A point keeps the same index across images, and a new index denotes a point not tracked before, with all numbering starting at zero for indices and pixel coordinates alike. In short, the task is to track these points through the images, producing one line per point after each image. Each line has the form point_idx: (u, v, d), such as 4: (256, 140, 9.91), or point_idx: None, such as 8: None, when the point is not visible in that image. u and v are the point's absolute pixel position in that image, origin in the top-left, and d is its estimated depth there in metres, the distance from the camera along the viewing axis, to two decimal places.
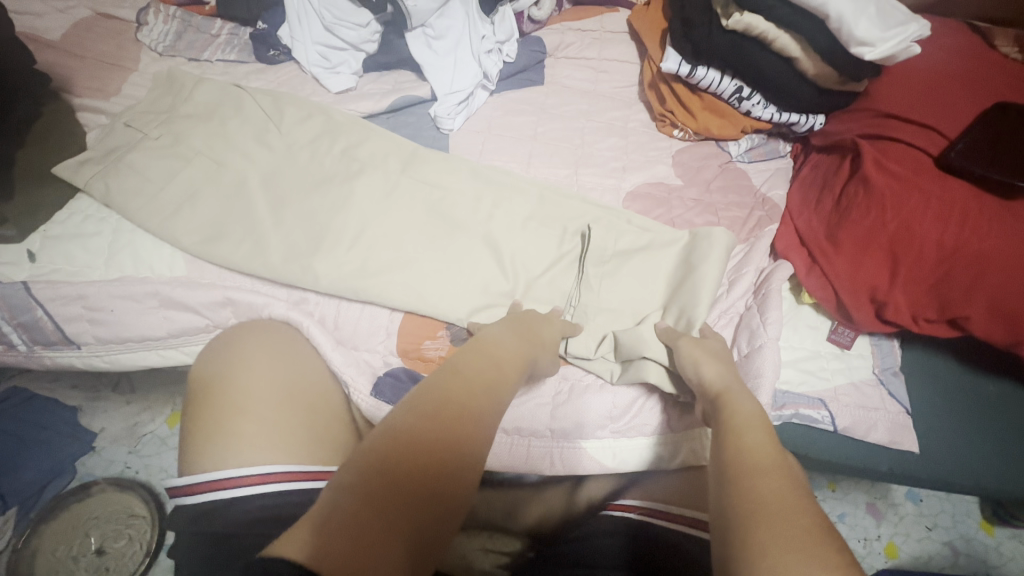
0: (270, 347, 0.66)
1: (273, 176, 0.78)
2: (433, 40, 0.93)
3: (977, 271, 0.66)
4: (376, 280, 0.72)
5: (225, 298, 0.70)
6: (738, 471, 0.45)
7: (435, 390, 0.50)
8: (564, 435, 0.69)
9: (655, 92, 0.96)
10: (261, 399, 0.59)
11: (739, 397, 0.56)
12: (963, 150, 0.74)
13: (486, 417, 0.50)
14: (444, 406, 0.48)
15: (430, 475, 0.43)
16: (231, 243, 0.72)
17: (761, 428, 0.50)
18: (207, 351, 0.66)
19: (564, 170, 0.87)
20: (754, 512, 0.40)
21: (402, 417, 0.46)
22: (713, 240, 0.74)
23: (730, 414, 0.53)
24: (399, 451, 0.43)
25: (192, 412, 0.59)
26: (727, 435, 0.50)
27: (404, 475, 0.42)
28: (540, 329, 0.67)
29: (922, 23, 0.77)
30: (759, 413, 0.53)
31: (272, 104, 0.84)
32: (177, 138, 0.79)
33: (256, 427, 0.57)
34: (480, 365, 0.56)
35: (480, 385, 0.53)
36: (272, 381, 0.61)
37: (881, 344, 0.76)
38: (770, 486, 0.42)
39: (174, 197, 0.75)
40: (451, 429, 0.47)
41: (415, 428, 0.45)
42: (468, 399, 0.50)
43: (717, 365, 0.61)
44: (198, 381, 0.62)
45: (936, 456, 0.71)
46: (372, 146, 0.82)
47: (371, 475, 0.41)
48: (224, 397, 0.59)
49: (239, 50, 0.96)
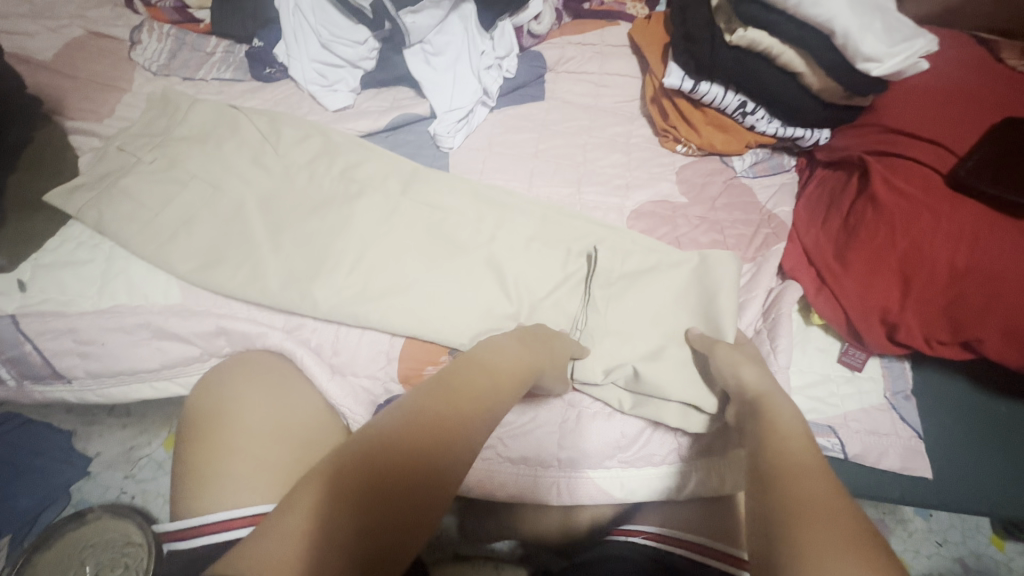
0: (261, 376, 0.66)
1: (270, 199, 0.76)
2: (432, 57, 0.91)
3: (990, 291, 0.65)
4: (376, 304, 0.70)
5: (219, 328, 0.69)
6: (778, 471, 0.46)
7: (420, 403, 0.49)
8: (572, 465, 0.68)
9: (658, 107, 0.95)
10: (255, 439, 0.58)
11: (780, 401, 0.57)
12: (974, 166, 0.72)
13: (474, 430, 0.49)
14: (423, 418, 0.47)
15: (392, 485, 0.42)
16: (228, 269, 0.71)
17: (801, 430, 0.52)
18: (201, 385, 0.66)
19: (567, 189, 0.86)
20: (801, 510, 0.41)
21: (382, 427, 0.46)
22: (725, 266, 0.73)
23: (769, 416, 0.55)
24: (366, 461, 0.42)
25: (189, 452, 0.58)
26: (767, 435, 0.52)
27: (362, 484, 0.41)
28: (549, 339, 0.65)
29: (930, 38, 0.76)
30: (798, 417, 0.55)
31: (269, 125, 0.82)
32: (172, 161, 0.77)
33: (249, 465, 0.56)
34: (477, 381, 0.54)
35: (471, 402, 0.51)
36: (262, 411, 0.61)
37: (892, 365, 0.75)
38: (814, 487, 0.43)
39: (170, 223, 0.73)
40: (436, 443, 0.46)
41: (388, 437, 0.45)
42: (452, 415, 0.49)
43: (756, 368, 0.62)
44: (191, 419, 0.61)
45: (949, 482, 0.70)
46: (371, 167, 0.81)
47: (332, 481, 0.41)
48: (218, 435, 0.58)
49: (234, 68, 0.95)
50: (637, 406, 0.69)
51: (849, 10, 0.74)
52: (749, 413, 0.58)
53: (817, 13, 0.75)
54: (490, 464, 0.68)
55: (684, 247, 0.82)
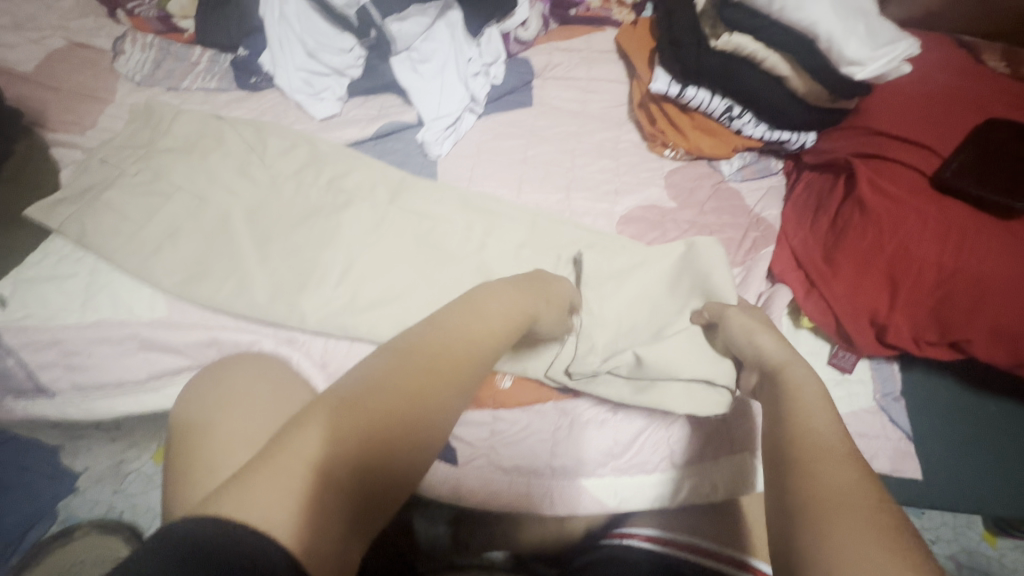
0: (253, 371, 0.65)
1: (256, 210, 0.76)
2: (418, 64, 0.91)
3: (977, 292, 0.66)
4: (365, 315, 0.70)
5: (210, 338, 0.69)
6: (802, 458, 0.47)
7: (402, 357, 0.47)
8: (563, 473, 0.67)
9: (645, 112, 0.95)
10: (244, 438, 0.55)
11: (800, 375, 0.58)
12: (958, 169, 0.73)
13: (462, 384, 0.48)
14: (408, 378, 0.45)
15: (382, 443, 0.41)
16: (213, 283, 0.70)
17: (824, 408, 0.53)
18: (185, 393, 0.63)
19: (556, 196, 0.85)
20: (829, 500, 0.42)
21: (365, 385, 0.44)
22: (712, 251, 0.73)
23: (794, 395, 0.55)
24: (354, 422, 0.41)
25: (175, 452, 0.56)
26: (790, 419, 0.53)
27: (354, 445, 0.40)
28: (553, 284, 0.67)
29: (912, 40, 0.76)
30: (823, 394, 0.55)
31: (255, 135, 0.82)
32: (156, 173, 0.76)
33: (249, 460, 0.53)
34: (463, 333, 0.52)
35: (459, 355, 0.50)
36: (261, 405, 0.59)
37: (881, 368, 0.75)
38: (840, 475, 0.44)
39: (155, 236, 0.72)
40: (426, 401, 0.45)
41: (373, 396, 0.43)
42: (439, 369, 0.47)
43: (771, 336, 0.64)
44: (181, 420, 0.59)
45: (940, 483, 0.72)
46: (358, 176, 0.80)
47: (328, 442, 0.39)
48: (215, 428, 0.56)
49: (219, 77, 0.94)
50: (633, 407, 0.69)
51: (833, 14, 0.75)
52: (770, 388, 0.59)
53: (801, 17, 0.76)
54: (483, 472, 0.68)
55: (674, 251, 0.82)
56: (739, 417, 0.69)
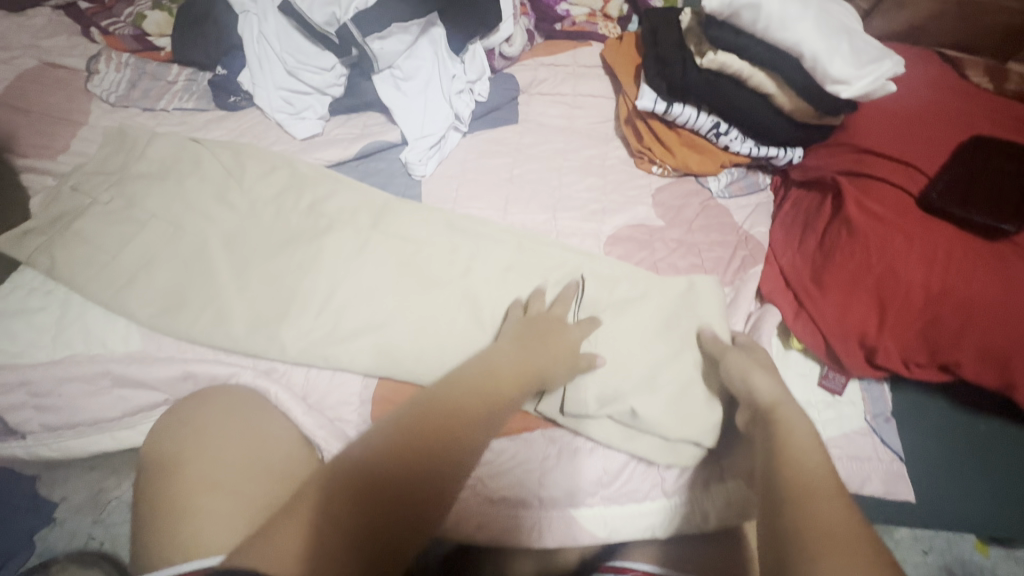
0: (227, 410, 0.63)
1: (235, 237, 0.74)
2: (401, 82, 0.90)
3: (965, 315, 0.65)
4: (346, 346, 0.69)
5: (185, 372, 0.67)
6: (793, 496, 0.47)
7: (404, 424, 0.52)
8: (551, 504, 0.66)
9: (632, 128, 0.94)
10: (229, 471, 0.56)
11: (793, 415, 0.58)
12: (944, 188, 0.72)
13: (473, 439, 0.53)
14: (406, 447, 0.49)
15: (378, 508, 0.45)
16: (189, 315, 0.68)
17: (816, 448, 0.53)
18: (156, 428, 0.62)
19: (542, 216, 0.84)
20: (821, 538, 0.42)
21: (368, 454, 0.49)
22: (711, 295, 0.75)
23: (786, 434, 0.55)
24: (351, 488, 0.46)
25: (151, 494, 0.56)
26: (782, 454, 0.52)
27: (350, 509, 0.45)
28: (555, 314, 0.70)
29: (897, 59, 0.76)
30: (814, 435, 0.55)
31: (232, 158, 0.80)
32: (130, 201, 0.74)
33: (229, 504, 0.54)
34: (465, 397, 0.56)
35: (462, 423, 0.54)
36: (238, 445, 0.59)
37: (871, 388, 0.74)
38: (833, 513, 0.44)
39: (129, 265, 0.70)
40: (434, 457, 0.50)
41: (374, 464, 0.48)
42: (441, 437, 0.51)
43: (767, 373, 0.64)
44: (154, 459, 0.58)
45: (931, 503, 0.71)
46: (340, 201, 0.79)
47: (323, 505, 0.45)
48: (192, 470, 0.56)
49: (197, 97, 0.91)
50: (625, 439, 0.68)
51: (816, 33, 0.75)
52: (763, 426, 0.59)
53: (784, 37, 0.76)
54: (470, 504, 0.65)
55: (662, 272, 0.81)
56: (730, 442, 0.69)
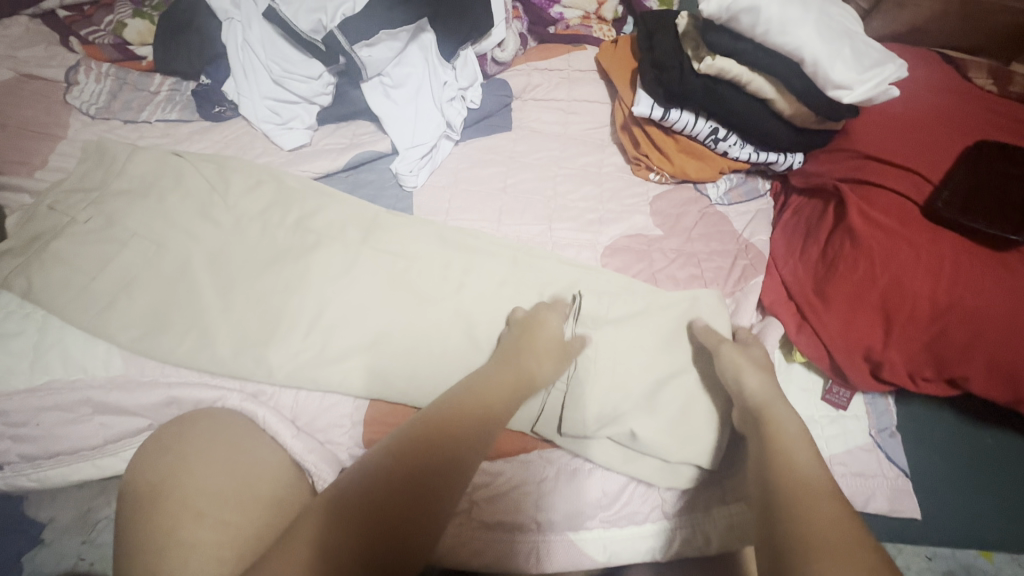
0: (212, 433, 0.61)
1: (219, 255, 0.72)
2: (391, 89, 0.88)
3: (972, 328, 0.64)
4: (336, 367, 0.67)
5: (170, 397, 0.65)
6: (788, 497, 0.48)
7: (399, 449, 0.51)
8: (548, 528, 0.64)
9: (628, 135, 0.92)
10: (214, 501, 0.54)
11: (783, 414, 0.58)
12: (950, 196, 0.70)
13: (466, 458, 0.52)
14: (401, 472, 0.49)
15: (377, 538, 0.44)
16: (171, 338, 0.67)
17: (807, 446, 0.53)
18: (140, 452, 0.61)
19: (537, 227, 0.82)
20: (818, 540, 0.43)
21: (364, 482, 0.48)
22: (714, 310, 0.74)
23: (777, 435, 0.55)
24: (348, 518, 0.45)
25: (128, 524, 0.53)
26: (773, 454, 0.53)
27: (348, 540, 0.43)
28: (542, 327, 0.68)
29: (899, 63, 0.74)
30: (805, 433, 0.56)
31: (216, 172, 0.77)
32: (109, 220, 0.72)
33: (215, 534, 0.52)
34: (456, 415, 0.55)
35: (456, 445, 0.53)
36: (223, 471, 0.57)
37: (876, 402, 0.73)
38: (829, 514, 0.45)
39: (109, 287, 0.68)
40: (427, 482, 0.49)
41: (366, 489, 0.47)
42: (435, 461, 0.51)
43: (759, 370, 0.64)
44: (133, 487, 0.56)
45: (935, 522, 0.69)
46: (328, 215, 0.77)
47: (320, 536, 0.44)
48: (174, 497, 0.54)
49: (181, 108, 0.89)
50: (625, 460, 0.66)
51: (817, 38, 0.72)
52: (754, 425, 0.59)
53: (784, 41, 0.73)
54: (464, 529, 0.63)
55: (661, 284, 0.79)
56: (731, 461, 0.67)
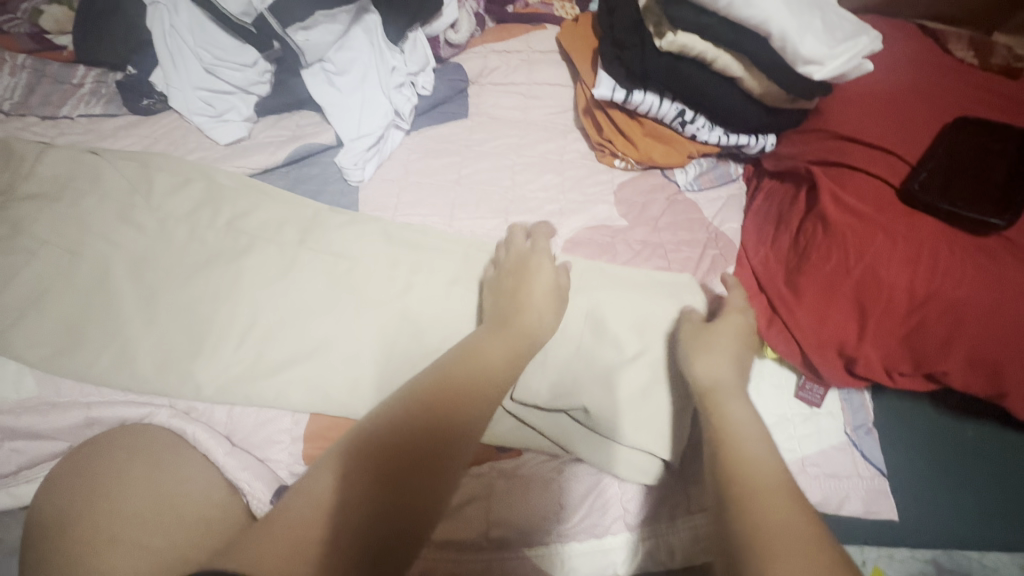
0: (130, 451, 0.56)
1: (143, 261, 0.66)
2: (335, 76, 0.81)
3: (952, 320, 0.60)
4: (274, 379, 0.62)
5: (88, 419, 0.60)
6: (736, 496, 0.43)
7: (417, 399, 0.47)
8: (503, 544, 0.60)
9: (591, 119, 0.86)
10: (136, 523, 0.50)
11: (733, 405, 0.52)
12: (927, 179, 0.66)
13: (482, 406, 0.49)
14: (419, 418, 0.45)
15: (407, 471, 0.42)
16: (90, 353, 0.62)
17: (762, 442, 0.47)
18: (48, 481, 0.56)
19: (493, 220, 0.77)
20: (769, 546, 0.38)
21: (379, 433, 0.44)
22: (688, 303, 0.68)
23: (729, 433, 0.49)
24: (382, 473, 0.41)
25: (37, 560, 0.49)
26: (722, 446, 0.48)
27: (382, 496, 0.40)
28: (530, 267, 0.63)
29: (873, 35, 0.69)
30: (762, 428, 0.49)
31: (138, 170, 0.72)
32: (17, 227, 0.67)
33: (129, 559, 0.48)
34: (468, 368, 0.51)
35: (476, 394, 0.49)
36: (144, 491, 0.52)
37: (851, 398, 0.69)
38: (776, 518, 0.40)
39: (20, 301, 0.64)
40: (445, 427, 0.46)
41: (389, 433, 0.44)
42: (455, 414, 0.47)
43: (728, 343, 0.59)
44: (43, 521, 0.52)
45: (915, 522, 0.66)
46: (263, 214, 0.71)
47: (342, 487, 0.40)
48: (88, 526, 0.50)
49: (106, 101, 0.82)
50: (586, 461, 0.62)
51: (786, 9, 0.66)
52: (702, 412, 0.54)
53: (750, 14, 0.67)
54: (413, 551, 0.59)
55: None
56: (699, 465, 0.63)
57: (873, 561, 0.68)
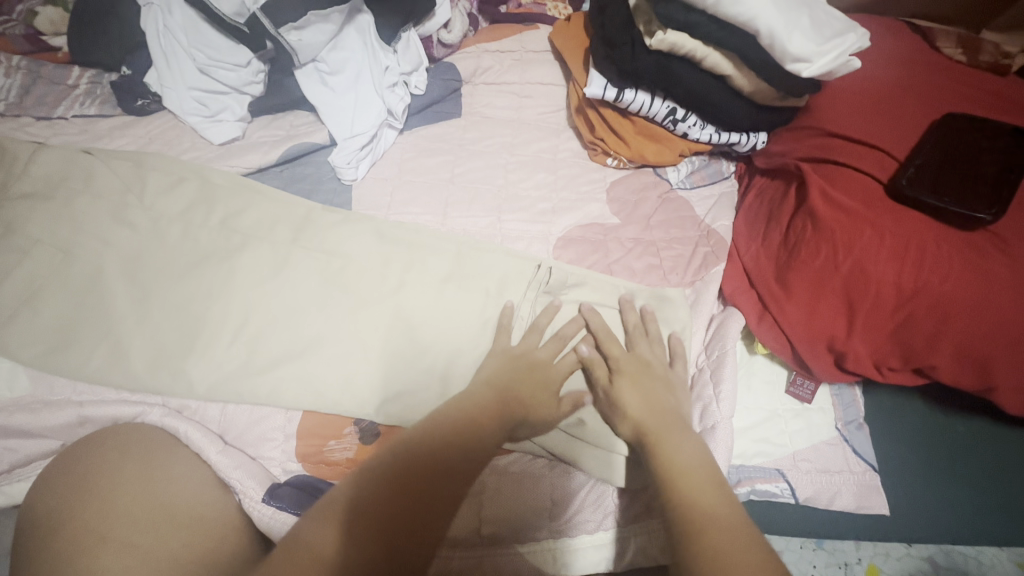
0: (123, 449, 0.57)
1: (135, 259, 0.67)
2: (328, 77, 0.82)
3: (939, 315, 0.60)
4: (267, 377, 0.63)
5: (80, 417, 0.60)
6: (686, 529, 0.43)
7: (418, 450, 0.50)
8: (496, 541, 0.60)
9: (584, 118, 0.86)
10: (126, 521, 0.50)
11: (675, 445, 0.52)
12: (915, 174, 0.66)
13: (475, 457, 0.52)
14: (419, 468, 0.49)
15: (403, 518, 0.45)
16: (82, 351, 0.62)
17: (716, 490, 0.46)
18: (41, 478, 0.57)
19: (485, 219, 0.77)
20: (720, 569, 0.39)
21: (372, 490, 0.47)
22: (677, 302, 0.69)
23: (676, 479, 0.48)
24: (383, 523, 0.44)
25: (28, 555, 0.49)
26: (671, 482, 0.48)
27: (378, 556, 0.43)
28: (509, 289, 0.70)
29: (862, 32, 0.69)
30: (713, 472, 0.49)
31: (132, 170, 0.72)
32: (10, 226, 0.67)
33: (119, 559, 0.47)
34: (453, 424, 0.53)
35: (458, 450, 0.51)
36: (137, 490, 0.53)
37: (842, 393, 0.69)
38: (728, 548, 0.40)
39: (12, 299, 0.64)
40: (442, 479, 0.49)
41: (389, 485, 0.47)
42: (441, 466, 0.50)
43: (635, 392, 0.58)
44: (36, 516, 0.52)
45: (908, 516, 0.66)
46: (256, 213, 0.71)
47: (345, 539, 0.43)
48: (79, 523, 0.50)
49: (101, 102, 0.83)
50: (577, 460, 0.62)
51: (773, 7, 0.67)
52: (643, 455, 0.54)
53: (738, 12, 0.67)
54: None
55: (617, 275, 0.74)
56: None
57: (869, 559, 0.76)
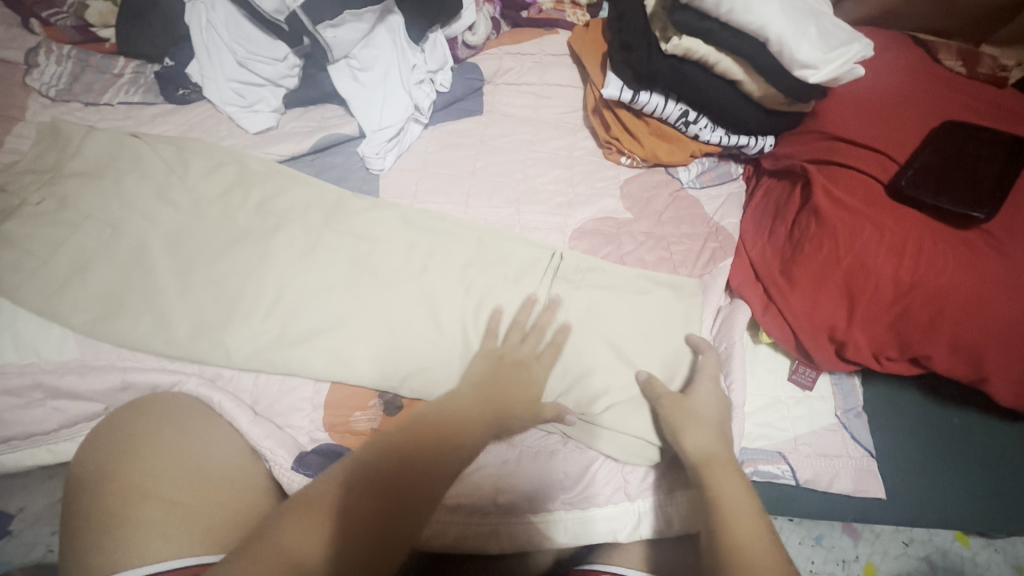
0: (161, 414, 0.61)
1: (177, 238, 0.71)
2: (359, 72, 0.86)
3: (936, 306, 0.63)
4: (298, 349, 0.66)
5: (123, 382, 0.64)
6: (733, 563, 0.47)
7: (413, 433, 0.55)
8: (509, 510, 0.63)
9: (599, 118, 0.91)
10: (170, 475, 0.54)
11: (723, 479, 0.55)
12: (914, 176, 0.70)
13: (463, 445, 0.56)
14: (409, 449, 0.53)
15: (391, 501, 0.50)
16: (128, 321, 0.66)
17: (764, 529, 0.50)
18: (89, 438, 0.60)
19: (505, 210, 0.81)
20: None
21: (367, 474, 0.51)
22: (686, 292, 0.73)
23: (733, 546, 0.49)
24: (377, 500, 0.50)
25: (76, 504, 0.53)
26: (725, 523, 0.51)
27: (363, 542, 0.47)
28: (528, 277, 0.73)
29: (866, 43, 0.73)
30: (757, 509, 0.53)
31: (176, 154, 0.77)
32: (62, 202, 0.72)
33: (163, 510, 0.51)
34: (451, 413, 0.58)
35: (452, 442, 0.55)
36: (175, 452, 0.57)
37: (842, 383, 0.72)
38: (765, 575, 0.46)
39: (62, 269, 0.68)
40: (433, 463, 0.53)
41: (385, 469, 0.52)
42: (434, 455, 0.54)
43: (707, 430, 0.59)
44: (81, 470, 0.56)
45: (902, 500, 0.69)
46: (290, 197, 0.76)
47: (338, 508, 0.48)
48: (123, 477, 0.53)
49: (144, 90, 0.88)
50: (590, 437, 0.65)
51: (782, 16, 0.71)
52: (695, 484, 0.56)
53: (749, 20, 0.71)
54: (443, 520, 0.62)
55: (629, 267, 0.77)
56: None
57: (867, 557, 0.78)
